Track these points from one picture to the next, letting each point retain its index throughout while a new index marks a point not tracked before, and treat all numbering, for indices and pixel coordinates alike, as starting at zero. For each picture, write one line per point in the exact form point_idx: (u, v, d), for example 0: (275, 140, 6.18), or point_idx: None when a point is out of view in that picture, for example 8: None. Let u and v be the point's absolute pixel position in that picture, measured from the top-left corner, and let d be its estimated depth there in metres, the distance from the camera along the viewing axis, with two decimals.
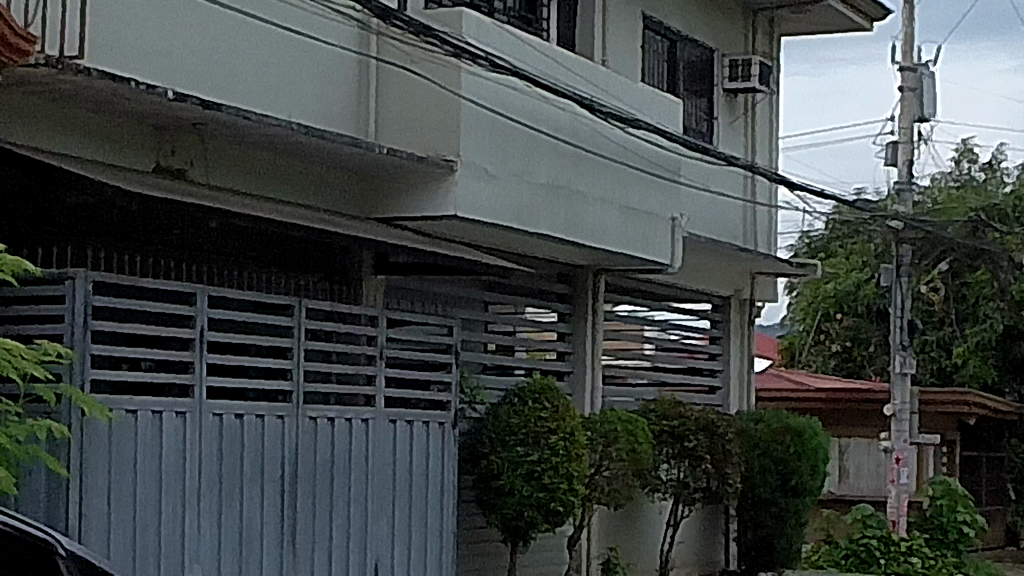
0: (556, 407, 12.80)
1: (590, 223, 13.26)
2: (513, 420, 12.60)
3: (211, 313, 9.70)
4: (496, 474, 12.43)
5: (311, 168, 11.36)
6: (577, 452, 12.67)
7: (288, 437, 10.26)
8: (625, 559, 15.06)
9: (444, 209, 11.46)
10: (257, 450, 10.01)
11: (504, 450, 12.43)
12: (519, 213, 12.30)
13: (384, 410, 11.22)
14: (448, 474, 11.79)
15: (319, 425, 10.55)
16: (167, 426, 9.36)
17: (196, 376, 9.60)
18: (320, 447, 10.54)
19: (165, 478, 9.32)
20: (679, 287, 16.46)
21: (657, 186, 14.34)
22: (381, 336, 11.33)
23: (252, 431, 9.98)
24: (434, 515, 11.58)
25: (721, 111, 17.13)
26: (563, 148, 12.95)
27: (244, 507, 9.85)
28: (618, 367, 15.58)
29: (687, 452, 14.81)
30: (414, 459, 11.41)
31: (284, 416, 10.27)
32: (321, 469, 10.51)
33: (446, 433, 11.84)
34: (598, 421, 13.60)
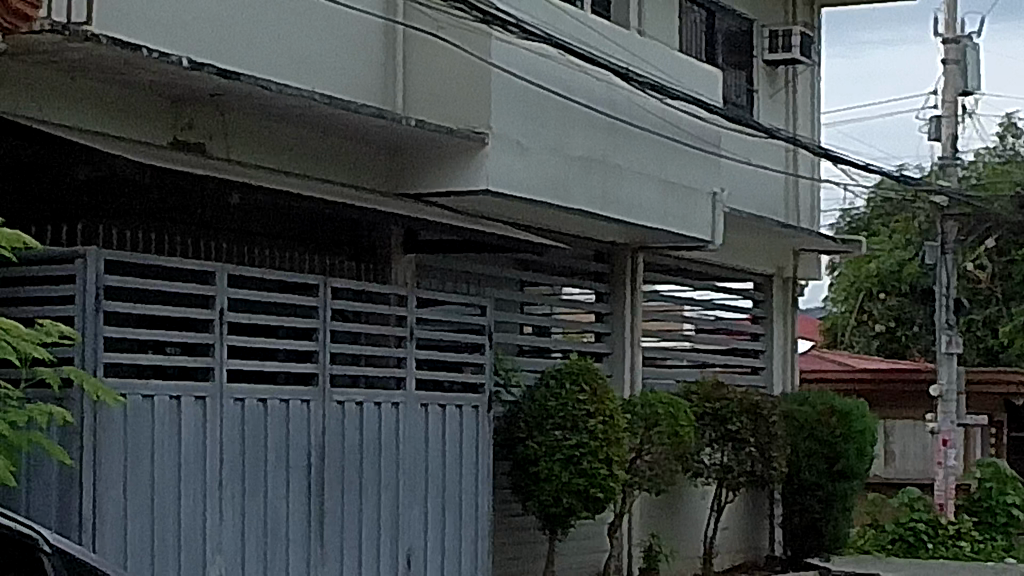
0: (596, 389, 12.27)
1: (628, 199, 12.77)
2: (549, 403, 12.12)
3: (231, 293, 9.23)
4: (533, 460, 11.97)
5: (337, 143, 10.89)
6: (617, 437, 12.21)
7: (314, 423, 9.79)
8: (668, 547, 14.58)
9: (476, 184, 10.99)
10: (283, 436, 9.54)
11: (540, 434, 11.97)
12: (555, 187, 11.83)
13: (415, 393, 10.74)
14: (482, 460, 11.31)
15: (346, 410, 10.08)
16: (185, 412, 8.90)
17: (216, 359, 9.13)
18: (349, 434, 10.06)
19: (184, 466, 8.86)
20: (720, 265, 15.97)
21: (696, 160, 13.85)
22: (411, 316, 10.85)
23: (276, 417, 9.51)
24: (470, 503, 11.11)
25: (761, 83, 16.61)
26: (598, 121, 12.47)
27: (269, 497, 9.39)
28: (658, 348, 15.09)
29: (730, 436, 14.34)
30: (447, 445, 10.94)
31: (310, 401, 9.80)
32: (350, 456, 10.05)
33: (480, 418, 11.36)
34: (639, 403, 13.11)
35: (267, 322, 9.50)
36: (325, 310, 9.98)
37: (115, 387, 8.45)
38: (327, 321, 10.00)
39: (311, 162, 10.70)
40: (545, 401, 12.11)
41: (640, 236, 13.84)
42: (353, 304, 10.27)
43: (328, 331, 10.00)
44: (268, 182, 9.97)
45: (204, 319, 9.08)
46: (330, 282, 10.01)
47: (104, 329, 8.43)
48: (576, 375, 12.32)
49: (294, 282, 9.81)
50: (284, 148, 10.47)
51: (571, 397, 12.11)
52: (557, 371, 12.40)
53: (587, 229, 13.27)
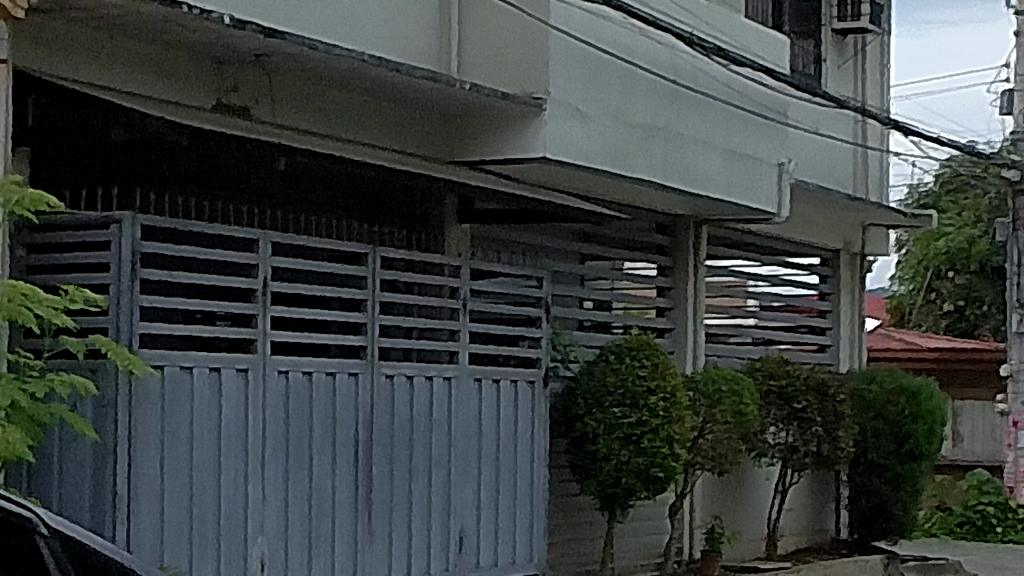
0: (658, 364, 11.83)
1: (691, 168, 12.32)
2: (609, 379, 11.69)
3: (275, 262, 8.83)
4: (592, 438, 11.56)
5: (389, 108, 10.47)
6: (679, 415, 11.77)
7: (363, 397, 9.39)
8: (731, 529, 14.15)
9: (533, 151, 10.55)
10: (330, 410, 9.14)
11: (599, 412, 11.55)
12: (615, 156, 11.39)
13: (468, 367, 10.32)
14: (539, 437, 10.90)
15: (396, 384, 9.67)
16: (226, 384, 8.51)
17: (260, 330, 8.73)
18: (399, 409, 9.66)
19: (225, 442, 8.47)
20: (786, 240, 15.50)
21: (763, 130, 13.38)
22: (464, 287, 10.44)
23: (323, 390, 9.10)
24: (525, 481, 10.70)
25: (830, 52, 16.12)
26: (661, 87, 12.02)
27: (315, 475, 9.01)
28: (722, 325, 14.65)
29: (796, 415, 13.89)
30: (502, 421, 10.53)
31: (358, 374, 9.38)
32: (400, 432, 9.65)
33: (536, 394, 10.94)
34: (702, 380, 12.67)
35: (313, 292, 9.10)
36: (374, 281, 9.57)
37: (151, 359, 8.07)
38: (376, 291, 9.59)
39: (362, 128, 10.29)
40: (604, 377, 11.68)
41: (703, 208, 13.39)
42: (404, 275, 9.85)
43: (376, 302, 9.58)
44: (316, 148, 9.56)
45: (246, 288, 8.69)
46: (379, 252, 9.60)
47: (142, 298, 8.04)
48: (637, 351, 11.88)
49: (342, 251, 9.40)
50: (335, 113, 10.06)
51: (631, 373, 11.68)
52: (617, 346, 11.96)
53: (649, 201, 12.83)
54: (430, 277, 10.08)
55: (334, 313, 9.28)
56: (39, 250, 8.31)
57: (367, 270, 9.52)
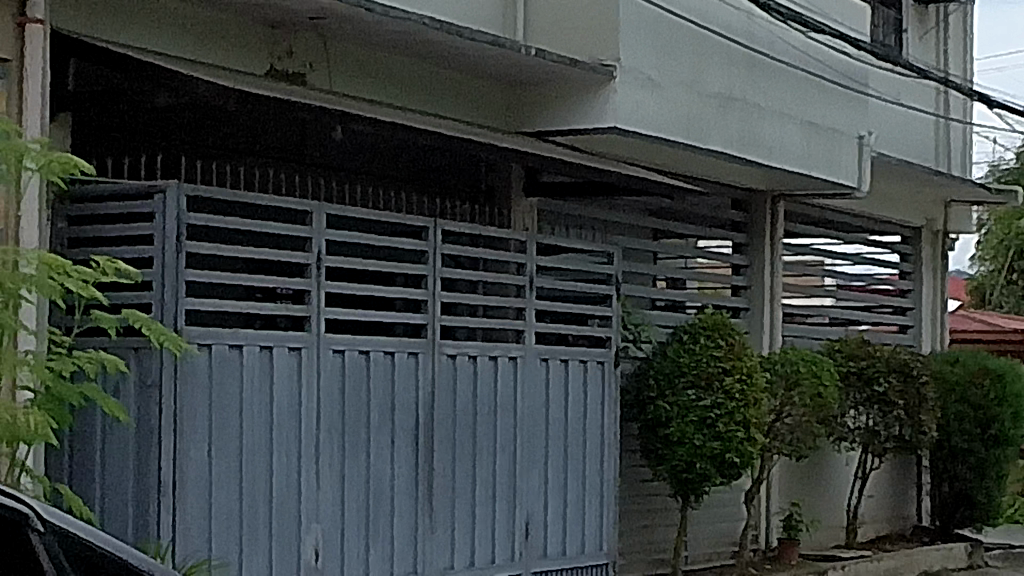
0: (733, 343, 11.36)
1: (768, 140, 11.83)
2: (682, 360, 11.20)
3: (329, 235, 8.37)
4: (664, 421, 11.09)
5: (455, 77, 10.00)
6: (755, 397, 11.26)
7: (423, 378, 8.92)
8: (810, 516, 13.63)
9: (603, 122, 10.07)
10: (388, 390, 8.69)
11: (672, 392, 11.10)
12: (687, 127, 10.90)
13: (535, 347, 9.84)
14: (610, 420, 10.40)
15: (458, 364, 9.20)
16: (278, 364, 8.05)
17: (314, 307, 8.27)
18: (460, 391, 9.19)
19: (277, 425, 8.02)
20: (866, 217, 14.95)
21: (843, 101, 12.86)
22: (530, 263, 9.95)
23: (380, 370, 8.64)
24: (594, 466, 10.22)
25: (911, 22, 15.54)
26: (736, 55, 11.51)
27: (372, 459, 8.56)
28: (800, 305, 14.11)
29: (877, 398, 13.37)
30: (570, 403, 10.05)
31: (418, 354, 8.92)
32: (462, 415, 9.19)
33: (607, 374, 10.45)
34: (779, 360, 12.15)
35: (368, 268, 8.64)
36: (435, 256, 9.10)
37: (198, 338, 7.63)
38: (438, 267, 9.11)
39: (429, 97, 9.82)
40: (677, 356, 11.24)
41: (780, 182, 12.87)
42: (467, 249, 9.38)
43: (437, 278, 9.11)
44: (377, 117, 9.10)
45: (299, 264, 8.24)
46: (440, 226, 9.13)
47: (188, 273, 7.61)
48: (712, 330, 11.39)
49: (401, 224, 8.93)
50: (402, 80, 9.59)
51: (705, 353, 11.22)
52: (690, 326, 11.46)
53: (723, 175, 12.33)
54: (495, 252, 9.60)
55: (394, 290, 8.81)
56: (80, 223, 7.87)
57: (427, 244, 9.05)
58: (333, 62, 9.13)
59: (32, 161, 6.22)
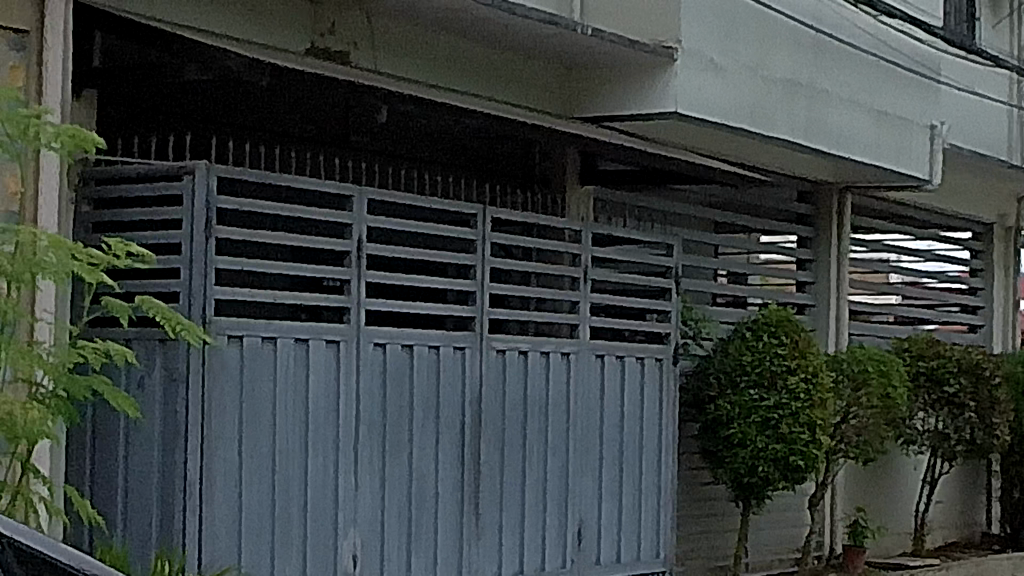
0: (797, 341, 10.78)
1: (835, 128, 11.32)
2: (745, 358, 10.65)
3: (371, 221, 7.89)
4: (725, 423, 10.59)
5: (509, 59, 9.50)
6: (820, 397, 10.74)
7: (470, 374, 8.42)
8: (876, 522, 13.08)
9: (664, 106, 9.57)
10: (433, 387, 8.19)
11: (734, 392, 10.60)
12: (752, 113, 10.40)
13: (589, 342, 9.33)
14: (668, 420, 9.89)
15: (508, 360, 8.69)
16: (315, 358, 7.56)
17: (353, 297, 7.78)
18: (511, 389, 8.69)
19: (313, 423, 7.53)
20: (937, 212, 14.38)
21: (915, 88, 12.32)
22: (585, 254, 9.42)
23: (424, 365, 8.14)
24: (651, 469, 9.71)
25: (985, 10, 14.95)
26: (804, 38, 10.99)
27: (415, 460, 8.07)
28: (868, 302, 13.56)
29: (947, 399, 12.81)
30: (627, 402, 9.53)
31: (465, 348, 8.42)
32: (512, 414, 8.68)
33: (665, 372, 9.93)
34: (845, 359, 11.59)
35: (413, 256, 8.14)
36: (484, 245, 8.58)
37: (230, 329, 7.15)
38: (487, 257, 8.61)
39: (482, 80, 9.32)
40: (739, 354, 10.70)
41: (848, 173, 12.33)
42: (518, 239, 8.87)
43: (486, 269, 8.60)
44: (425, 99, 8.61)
45: (338, 251, 7.75)
46: (490, 213, 8.62)
47: (219, 259, 7.13)
48: (776, 327, 10.82)
49: (448, 210, 8.43)
50: (454, 61, 9.08)
51: (769, 351, 10.66)
52: (752, 322, 10.91)
53: (789, 165, 11.81)
54: (548, 242, 9.09)
55: (441, 281, 8.32)
56: (105, 207, 7.37)
57: (476, 233, 8.54)
58: (385, 44, 8.62)
59: (45, 136, 5.78)
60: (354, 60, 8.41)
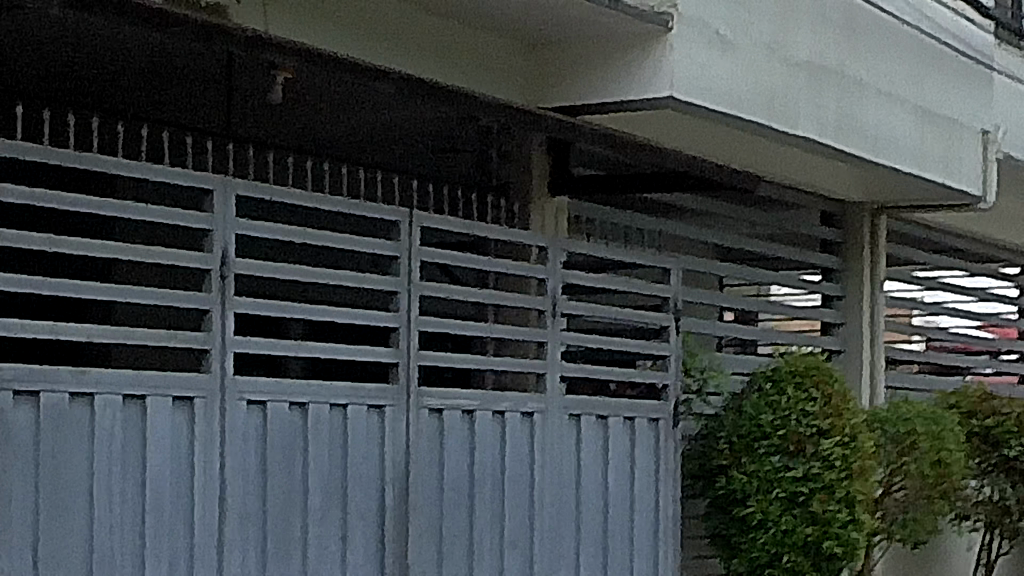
0: (830, 396, 8.44)
1: (870, 127, 9.12)
2: (766, 416, 8.31)
3: (244, 227, 5.58)
4: (740, 500, 8.27)
5: (458, 24, 7.18)
6: (862, 465, 8.47)
7: (393, 442, 6.08)
8: None
9: (656, 90, 7.27)
10: (340, 464, 5.85)
11: (751, 461, 8.26)
12: (768, 104, 8.18)
13: (562, 398, 6.97)
14: (668, 497, 7.54)
15: (447, 422, 6.35)
16: (156, 423, 5.23)
17: (217, 336, 5.47)
18: (452, 463, 6.34)
19: (154, 517, 5.19)
20: (983, 241, 12.07)
21: (965, 80, 10.06)
22: (556, 278, 7.00)
23: (324, 432, 5.79)
24: (645, 563, 7.36)
25: None
26: (835, 11, 8.76)
27: (313, 567, 5.72)
28: (906, 347, 11.24)
29: (1006, 464, 10.48)
30: (612, 476, 7.19)
31: (389, 408, 6.08)
32: (453, 499, 6.34)
33: (662, 438, 7.55)
34: (885, 418, 9.28)
35: (309, 278, 5.80)
36: (409, 267, 6.20)
37: (18, 382, 4.83)
38: (419, 283, 6.25)
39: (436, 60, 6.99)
40: (755, 413, 8.35)
41: (883, 186, 10.08)
42: (466, 259, 6.51)
43: (415, 298, 6.23)
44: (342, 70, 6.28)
45: (194, 269, 5.43)
46: (419, 222, 6.24)
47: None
48: (803, 379, 8.45)
49: (361, 216, 6.08)
50: (385, 25, 6.78)
51: (796, 409, 8.33)
52: (770, 372, 8.54)
53: (812, 175, 9.55)
54: (505, 264, 6.70)
55: (354, 312, 5.98)
56: None
57: (402, 250, 6.17)
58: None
59: None
60: (238, 15, 6.09)
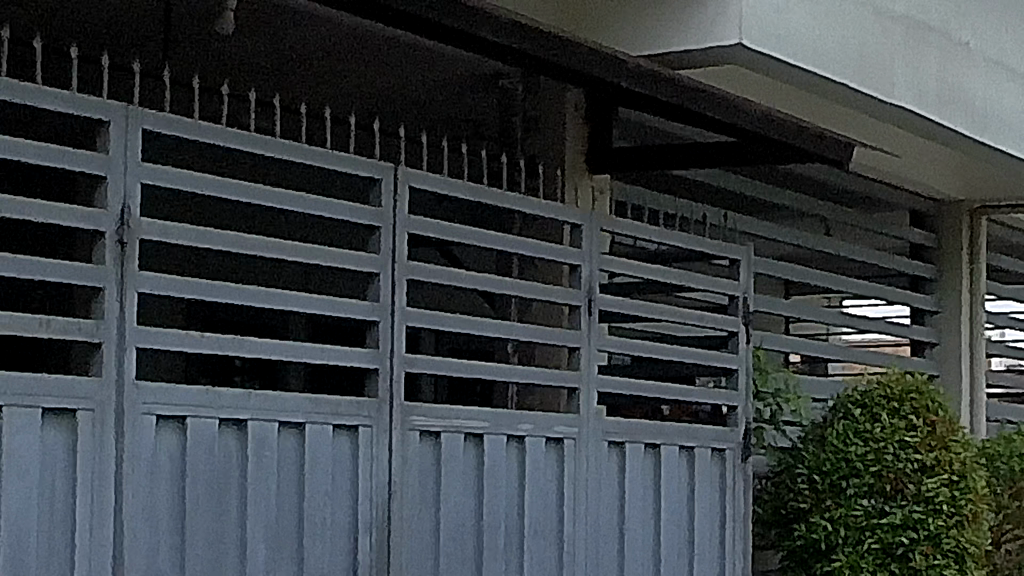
0: (933, 425, 6.78)
1: (977, 101, 7.54)
2: (855, 449, 6.69)
3: (157, 175, 3.99)
4: (824, 552, 6.64)
5: None
6: (974, 509, 6.82)
7: (368, 477, 4.50)
8: None
9: (722, 37, 5.61)
10: (294, 508, 4.28)
11: (838, 504, 6.65)
12: (859, 64, 6.62)
13: (602, 420, 5.39)
14: (734, 548, 5.95)
15: (445, 451, 4.75)
16: (16, 448, 3.65)
17: (113, 324, 3.89)
18: (453, 506, 4.76)
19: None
20: None
21: None
22: (592, 265, 5.43)
23: (271, 461, 4.23)
24: None
25: None
26: None
27: None
28: (1007, 370, 9.63)
29: None
30: (664, 520, 5.62)
31: (365, 429, 4.51)
32: (453, 552, 4.75)
33: (727, 473, 5.96)
34: (995, 451, 7.67)
35: (248, 251, 4.21)
36: (391, 242, 4.63)
37: None
38: (407, 262, 4.68)
39: None
40: (843, 445, 6.72)
41: (987, 176, 8.49)
42: (472, 234, 4.94)
43: (402, 284, 4.66)
44: None
45: (81, 231, 3.85)
46: (406, 181, 4.68)
47: None
48: (901, 404, 6.80)
49: (329, 169, 4.50)
50: None
51: (892, 440, 6.68)
52: (858, 396, 6.89)
53: (904, 153, 7.97)
54: (524, 245, 5.14)
55: (312, 299, 4.39)
56: None
57: (385, 218, 4.62)
58: None
59: None
60: None
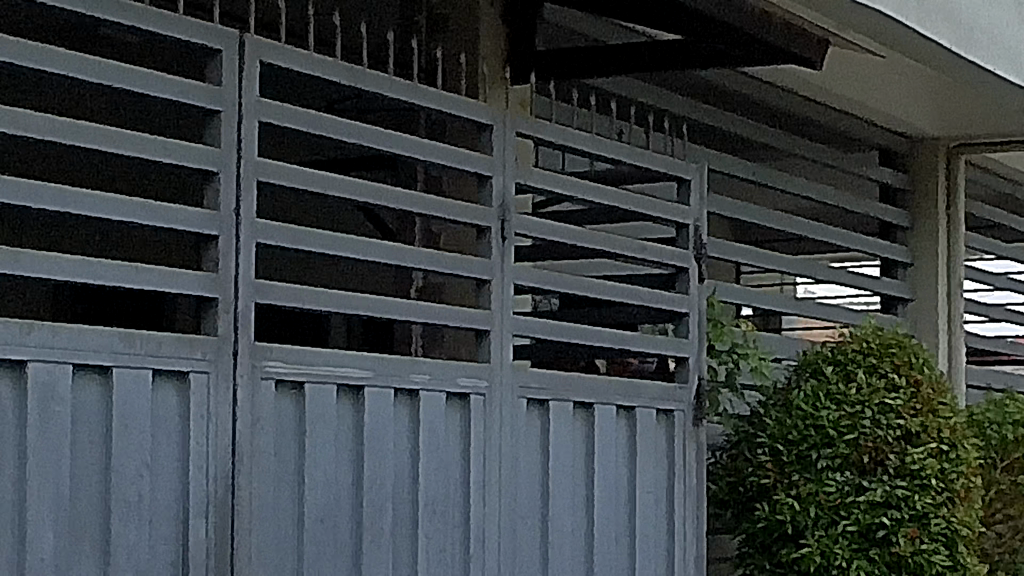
0: (920, 386, 5.68)
1: (963, 11, 6.47)
2: (828, 413, 5.58)
3: None
4: (791, 537, 5.51)
5: None
6: (970, 483, 5.67)
7: (202, 438, 3.40)
8: None
9: None
10: (95, 484, 3.19)
11: (808, 479, 5.51)
12: None
13: (516, 371, 4.30)
14: (685, 529, 4.87)
15: (307, 410, 3.65)
16: None
17: None
18: (320, 478, 3.67)
19: None
20: None
21: None
22: (507, 177, 4.34)
23: (61, 419, 3.13)
24: None
25: None
26: None
27: None
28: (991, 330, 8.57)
29: None
30: (599, 496, 4.54)
31: (193, 375, 3.40)
32: (321, 537, 3.66)
33: (676, 438, 4.89)
34: (986, 418, 6.60)
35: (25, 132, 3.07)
36: (237, 133, 3.54)
37: None
38: (257, 160, 3.59)
39: None
40: (813, 410, 5.60)
41: (970, 106, 7.43)
42: (352, 130, 3.84)
43: (252, 189, 3.57)
44: None
45: None
46: (257, 54, 3.59)
47: None
48: (880, 360, 5.71)
49: (150, 36, 3.38)
50: None
51: (872, 402, 5.56)
52: (831, 353, 5.79)
53: None
54: (418, 147, 4.04)
55: (122, 204, 3.26)
56: None
57: (226, 101, 3.52)
58: None
59: None
60: None
